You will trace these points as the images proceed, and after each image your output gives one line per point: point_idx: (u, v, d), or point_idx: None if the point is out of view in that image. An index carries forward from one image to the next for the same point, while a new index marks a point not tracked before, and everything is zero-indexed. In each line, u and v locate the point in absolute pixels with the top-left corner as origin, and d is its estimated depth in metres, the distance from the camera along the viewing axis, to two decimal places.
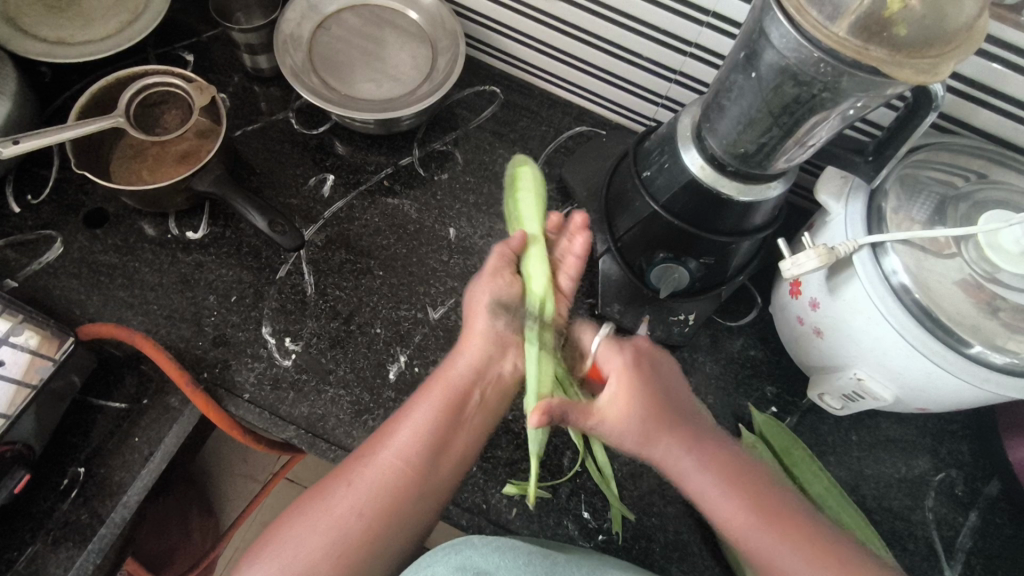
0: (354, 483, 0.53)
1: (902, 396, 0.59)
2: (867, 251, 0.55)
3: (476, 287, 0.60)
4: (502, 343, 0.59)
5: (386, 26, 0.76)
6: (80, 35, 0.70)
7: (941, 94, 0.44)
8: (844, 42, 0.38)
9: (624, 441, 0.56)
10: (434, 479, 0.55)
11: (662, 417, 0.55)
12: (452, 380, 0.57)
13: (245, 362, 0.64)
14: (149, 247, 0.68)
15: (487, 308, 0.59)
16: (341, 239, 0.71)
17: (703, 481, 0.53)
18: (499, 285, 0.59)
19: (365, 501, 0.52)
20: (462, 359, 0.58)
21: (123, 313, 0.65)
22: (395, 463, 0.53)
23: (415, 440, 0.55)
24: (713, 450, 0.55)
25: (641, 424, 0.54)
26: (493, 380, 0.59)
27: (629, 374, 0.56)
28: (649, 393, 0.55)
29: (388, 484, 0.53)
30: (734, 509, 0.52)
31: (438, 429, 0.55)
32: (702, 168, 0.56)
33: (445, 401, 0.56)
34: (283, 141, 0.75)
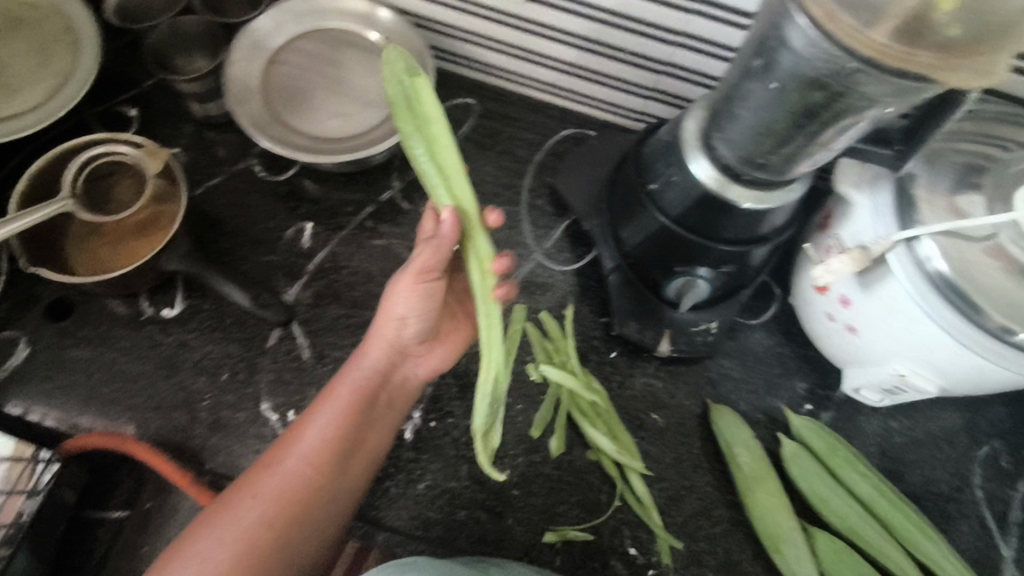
0: (261, 494, 0.50)
1: (947, 386, 0.56)
2: (902, 248, 0.51)
3: (395, 291, 0.55)
4: (407, 351, 0.58)
5: (344, 50, 0.69)
6: (5, 109, 0.62)
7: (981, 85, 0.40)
8: (886, 49, 0.33)
9: None
10: (345, 475, 0.53)
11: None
12: (358, 380, 0.56)
13: (249, 446, 0.59)
14: (124, 333, 0.62)
15: (399, 317, 0.55)
16: (331, 291, 0.65)
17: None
18: (419, 294, 0.54)
19: (273, 501, 0.50)
20: (368, 362, 0.56)
21: (106, 411, 0.59)
22: (302, 470, 0.52)
23: (321, 443, 0.53)
24: None
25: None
26: (399, 382, 0.58)
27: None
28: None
29: (297, 489, 0.51)
30: None
31: (344, 432, 0.53)
32: (714, 178, 0.51)
33: (352, 401, 0.55)
34: (251, 192, 0.69)
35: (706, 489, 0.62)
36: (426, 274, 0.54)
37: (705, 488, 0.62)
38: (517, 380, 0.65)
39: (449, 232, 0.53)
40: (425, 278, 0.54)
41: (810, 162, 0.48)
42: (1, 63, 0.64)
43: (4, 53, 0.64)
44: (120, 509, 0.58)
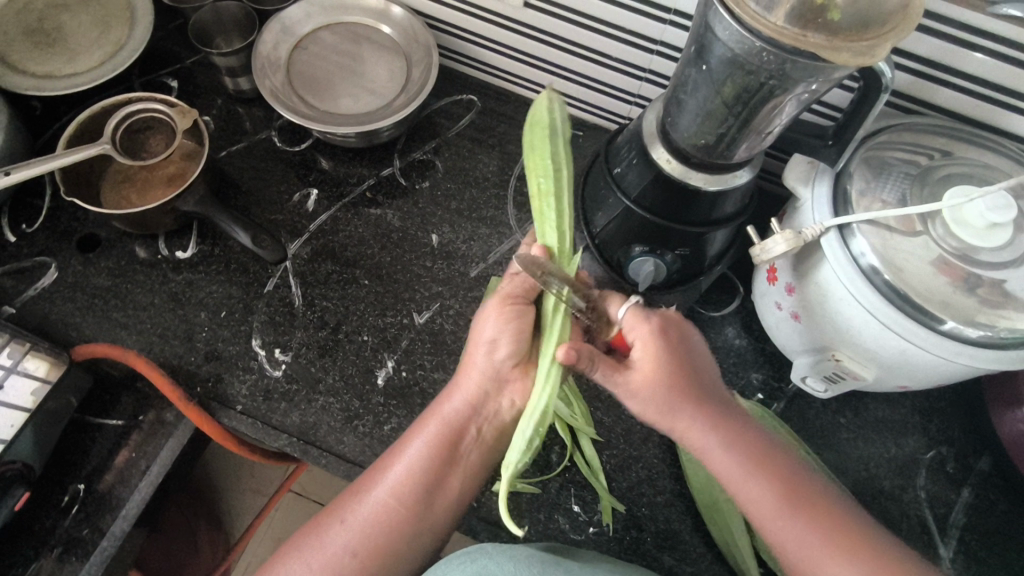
0: (348, 520, 0.56)
1: (882, 374, 0.59)
2: (835, 233, 0.55)
3: (483, 316, 0.58)
4: (500, 378, 0.58)
5: (362, 42, 0.78)
6: (67, 68, 0.72)
7: (889, 76, 0.46)
8: (783, 31, 0.39)
9: (648, 409, 0.53)
10: (428, 510, 0.56)
11: (683, 392, 0.52)
12: (445, 418, 0.58)
13: (237, 376, 0.66)
14: (141, 268, 0.70)
15: (488, 342, 0.57)
16: (327, 250, 0.72)
17: (738, 472, 0.51)
18: (508, 316, 0.57)
19: (360, 532, 0.55)
20: (457, 399, 0.58)
21: (118, 334, 0.67)
22: (387, 502, 0.55)
23: (405, 477, 0.56)
24: (738, 432, 0.53)
25: (665, 392, 0.52)
26: (491, 415, 0.59)
27: (661, 350, 0.53)
28: (676, 356, 0.54)
29: (383, 523, 0.55)
30: (764, 494, 0.50)
31: (431, 466, 0.56)
32: (668, 161, 0.58)
33: (438, 438, 0.57)
34: (267, 159, 0.77)
35: (652, 459, 0.66)
36: (510, 300, 0.58)
37: (651, 459, 0.66)
38: None
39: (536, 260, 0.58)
40: (510, 298, 0.58)
41: (749, 146, 0.54)
42: (69, 31, 0.74)
43: (72, 23, 0.75)
44: (119, 418, 0.64)
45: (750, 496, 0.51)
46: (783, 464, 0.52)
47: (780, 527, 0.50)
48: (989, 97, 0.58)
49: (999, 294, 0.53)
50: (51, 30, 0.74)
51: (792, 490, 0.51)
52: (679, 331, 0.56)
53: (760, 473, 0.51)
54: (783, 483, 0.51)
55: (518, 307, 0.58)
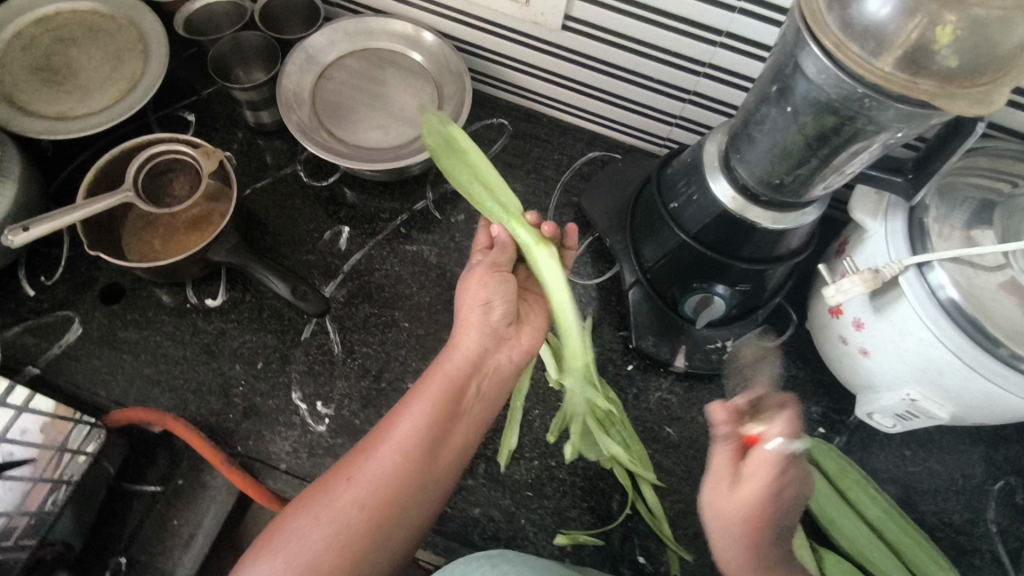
0: (356, 477, 0.50)
1: (959, 413, 0.57)
2: (913, 271, 0.52)
3: (469, 284, 0.57)
4: (498, 336, 0.56)
5: (389, 68, 0.74)
6: (80, 108, 0.68)
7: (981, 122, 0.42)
8: (891, 78, 0.36)
9: (727, 526, 0.46)
10: (433, 466, 0.52)
11: (762, 543, 0.46)
12: (448, 371, 0.54)
13: (278, 432, 0.62)
14: (169, 319, 0.66)
15: (481, 303, 0.55)
16: (363, 291, 0.69)
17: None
18: (494, 282, 0.56)
19: (367, 484, 0.50)
20: (458, 352, 0.55)
21: (150, 391, 0.63)
22: (397, 457, 0.51)
23: (412, 432, 0.52)
24: None
25: (743, 528, 0.45)
26: (491, 369, 0.56)
27: (774, 503, 0.45)
28: (779, 512, 0.46)
29: (392, 479, 0.50)
30: None
31: (437, 417, 0.53)
32: (733, 199, 0.54)
33: (441, 394, 0.53)
34: (294, 196, 0.73)
35: None
36: (499, 267, 0.58)
37: None
38: (536, 386, 0.68)
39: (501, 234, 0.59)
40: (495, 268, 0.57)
41: (824, 185, 0.51)
42: (79, 67, 0.70)
43: (82, 58, 0.70)
44: (154, 484, 0.61)
45: None
46: None
47: None
48: None
49: None
50: (60, 66, 0.70)
51: None
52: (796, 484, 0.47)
53: None
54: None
55: (501, 274, 0.57)
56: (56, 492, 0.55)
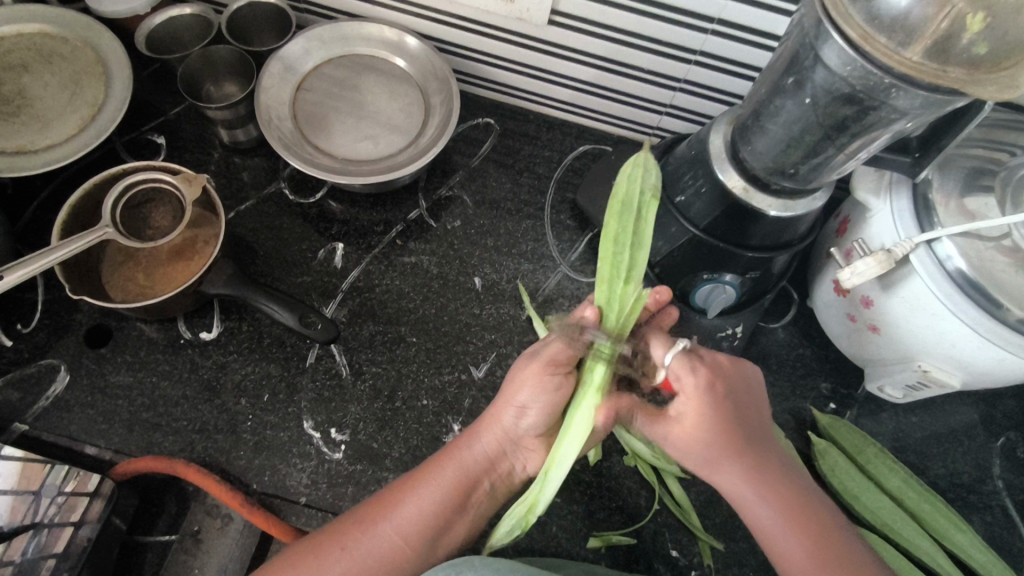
0: (349, 550, 0.49)
1: (969, 380, 0.58)
2: (924, 249, 0.53)
3: (521, 378, 0.53)
4: (519, 444, 0.56)
5: (370, 74, 0.71)
6: (40, 140, 0.63)
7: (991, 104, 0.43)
8: (921, 68, 0.36)
9: (688, 457, 0.49)
10: (430, 555, 0.52)
11: (734, 446, 0.47)
12: (466, 462, 0.54)
13: (294, 464, 0.60)
14: (164, 358, 0.63)
15: (519, 407, 0.53)
16: (366, 309, 0.67)
17: (782, 533, 0.47)
18: (545, 391, 0.52)
19: (357, 556, 0.49)
20: (482, 446, 0.54)
21: (151, 436, 0.60)
22: (394, 543, 0.50)
23: (417, 519, 0.51)
24: (780, 486, 0.48)
25: (704, 441, 0.47)
26: (503, 472, 0.56)
27: (707, 405, 0.47)
28: (725, 408, 0.48)
29: (386, 560, 0.49)
30: (797, 558, 0.46)
31: (444, 511, 0.52)
32: (743, 188, 0.54)
33: (453, 484, 0.53)
34: (282, 215, 0.70)
35: None
36: (558, 367, 0.51)
37: None
38: None
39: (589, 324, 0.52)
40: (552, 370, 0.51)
41: (836, 172, 0.51)
42: (34, 96, 0.65)
43: (36, 86, 0.66)
44: (167, 533, 0.58)
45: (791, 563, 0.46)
46: (830, 534, 0.47)
47: None
48: None
49: None
50: (12, 96, 0.65)
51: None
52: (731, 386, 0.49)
53: (801, 540, 0.46)
54: (825, 554, 0.46)
55: (557, 379, 0.52)
56: (38, 536, 0.51)
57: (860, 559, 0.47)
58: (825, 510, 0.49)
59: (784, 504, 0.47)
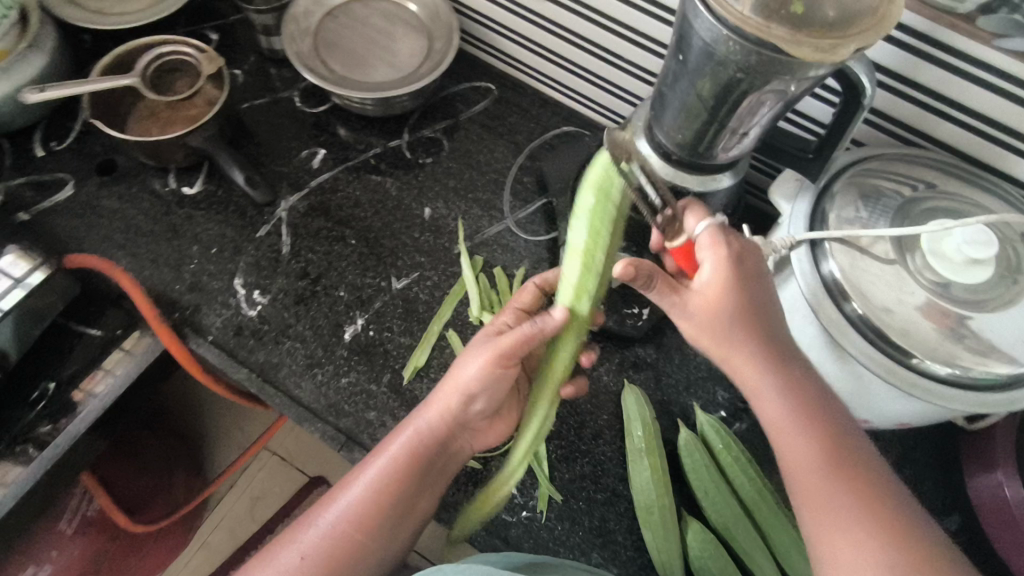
0: (311, 536, 0.54)
1: (840, 402, 0.59)
2: (804, 249, 0.55)
3: (473, 354, 0.55)
4: (467, 426, 0.59)
5: (392, 19, 0.81)
6: (117, 8, 0.78)
7: (867, 84, 0.47)
8: (748, 20, 0.40)
9: (707, 341, 0.49)
10: (393, 532, 0.56)
11: (751, 328, 0.48)
12: (414, 446, 0.56)
13: (214, 308, 0.68)
14: (149, 198, 0.74)
15: (466, 393, 0.55)
16: (322, 207, 0.75)
17: (789, 423, 0.48)
18: (491, 376, 0.55)
19: (320, 541, 0.54)
20: (425, 422, 0.56)
21: (115, 253, 0.70)
22: (348, 522, 0.54)
23: (367, 499, 0.55)
24: (794, 383, 0.49)
25: (731, 319, 0.48)
26: (455, 452, 0.59)
27: (733, 276, 0.49)
28: (746, 297, 0.49)
29: (344, 537, 0.54)
30: (804, 452, 0.47)
31: (391, 489, 0.55)
32: (654, 161, 0.58)
33: (402, 467, 0.55)
34: (285, 116, 0.81)
35: (599, 456, 0.65)
36: (505, 359, 0.54)
37: (599, 455, 0.65)
38: (455, 320, 0.70)
39: (553, 325, 0.55)
40: (510, 360, 0.55)
41: (730, 148, 0.55)
42: None
43: None
44: (98, 330, 0.67)
45: (802, 460, 0.47)
46: (830, 426, 0.48)
47: (813, 491, 0.46)
48: (993, 137, 0.56)
49: (987, 343, 0.50)
50: None
51: (858, 485, 0.46)
52: (757, 258, 0.51)
53: (810, 437, 0.47)
54: (841, 474, 0.46)
55: (505, 368, 0.55)
56: None
57: (883, 491, 0.46)
58: (834, 413, 0.49)
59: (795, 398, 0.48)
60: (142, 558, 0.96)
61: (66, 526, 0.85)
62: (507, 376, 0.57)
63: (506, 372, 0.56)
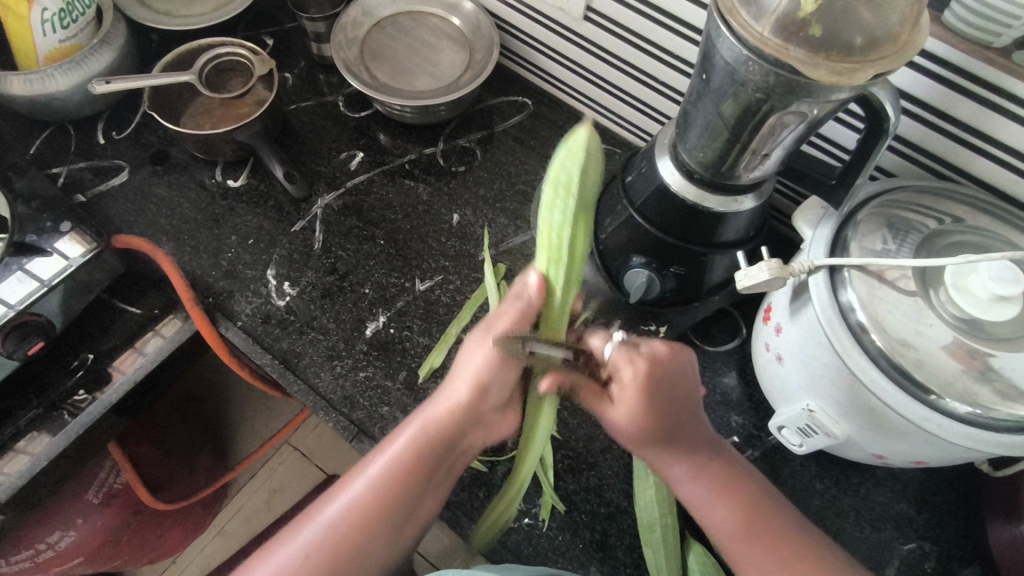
0: (313, 529, 0.51)
1: (855, 435, 0.57)
2: (823, 274, 0.54)
3: (478, 345, 0.54)
4: (481, 420, 0.56)
5: (436, 32, 0.85)
6: (182, 11, 0.84)
7: (892, 113, 0.47)
8: (767, 41, 0.41)
9: (628, 444, 0.54)
10: (398, 532, 0.52)
11: (664, 430, 0.52)
12: (422, 437, 0.53)
13: (246, 296, 0.72)
14: (195, 188, 0.78)
15: (478, 383, 0.53)
16: (355, 207, 0.78)
17: (705, 502, 0.52)
18: (502, 362, 0.53)
19: (319, 541, 0.50)
20: (437, 409, 0.53)
21: (160, 238, 0.75)
22: (349, 518, 0.51)
23: (371, 491, 0.51)
24: (708, 469, 0.53)
25: (639, 431, 0.52)
26: (468, 448, 0.56)
27: (642, 395, 0.51)
28: (657, 405, 0.51)
29: (347, 534, 0.50)
30: (723, 525, 0.51)
31: (397, 485, 0.52)
32: (675, 177, 0.58)
33: (408, 460, 0.52)
34: (329, 119, 0.85)
35: (605, 470, 0.65)
36: (515, 344, 0.54)
37: (605, 470, 0.65)
38: (473, 324, 0.72)
39: (533, 294, 0.57)
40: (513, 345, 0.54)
41: (751, 170, 0.55)
42: None
43: None
44: (137, 308, 0.71)
45: (724, 533, 0.52)
46: (748, 501, 0.52)
47: (739, 559, 0.51)
48: None
49: (1015, 391, 0.49)
50: None
51: (780, 548, 0.50)
52: (672, 364, 0.53)
53: (730, 515, 0.51)
54: (770, 546, 0.50)
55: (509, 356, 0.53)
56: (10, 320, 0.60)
57: (820, 558, 0.50)
58: (749, 485, 0.53)
59: (707, 484, 0.52)
60: (160, 536, 1.00)
61: (93, 496, 0.89)
62: (521, 367, 0.55)
63: (519, 363, 0.54)
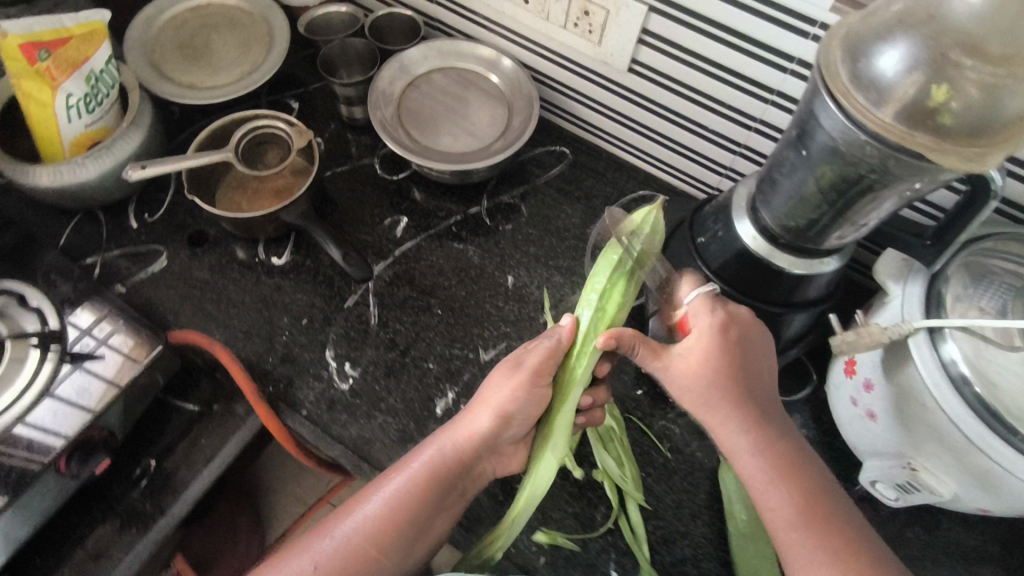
0: (326, 543, 0.52)
1: (961, 492, 0.56)
2: (923, 334, 0.53)
3: (504, 382, 0.57)
4: (496, 449, 0.58)
5: (471, 87, 0.83)
6: (207, 81, 0.81)
7: (997, 180, 0.47)
8: (889, 128, 0.40)
9: (687, 396, 0.53)
10: (405, 551, 0.53)
11: (727, 390, 0.52)
12: (440, 460, 0.55)
13: (307, 382, 0.69)
14: (239, 268, 0.75)
15: (500, 413, 0.56)
16: (407, 276, 0.76)
17: (760, 475, 0.50)
18: (524, 392, 0.57)
19: (329, 554, 0.51)
20: (458, 432, 0.56)
21: (208, 325, 0.71)
22: (358, 536, 0.52)
23: (384, 511, 0.52)
24: (775, 446, 0.51)
25: (712, 386, 0.52)
26: (478, 475, 0.58)
27: (718, 343, 0.53)
28: (731, 359, 0.53)
29: (357, 550, 0.51)
30: (781, 502, 0.49)
31: (412, 506, 0.53)
32: (757, 240, 0.57)
33: (426, 480, 0.54)
34: (367, 183, 0.82)
35: (698, 538, 0.63)
36: (541, 375, 0.58)
37: (698, 538, 0.63)
38: None
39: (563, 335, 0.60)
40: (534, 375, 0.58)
41: (838, 236, 0.55)
42: (214, 49, 0.83)
43: (218, 42, 0.84)
44: (196, 404, 0.68)
45: (777, 515, 0.49)
46: (807, 483, 0.50)
47: (787, 541, 0.48)
48: None
49: None
50: (200, 46, 0.83)
51: (835, 542, 0.47)
52: (750, 325, 0.55)
53: (785, 491, 0.50)
54: (827, 537, 0.48)
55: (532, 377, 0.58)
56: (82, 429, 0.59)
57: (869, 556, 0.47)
58: (813, 472, 0.51)
59: (768, 452, 0.51)
60: None
61: None
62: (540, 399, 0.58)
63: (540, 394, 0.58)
